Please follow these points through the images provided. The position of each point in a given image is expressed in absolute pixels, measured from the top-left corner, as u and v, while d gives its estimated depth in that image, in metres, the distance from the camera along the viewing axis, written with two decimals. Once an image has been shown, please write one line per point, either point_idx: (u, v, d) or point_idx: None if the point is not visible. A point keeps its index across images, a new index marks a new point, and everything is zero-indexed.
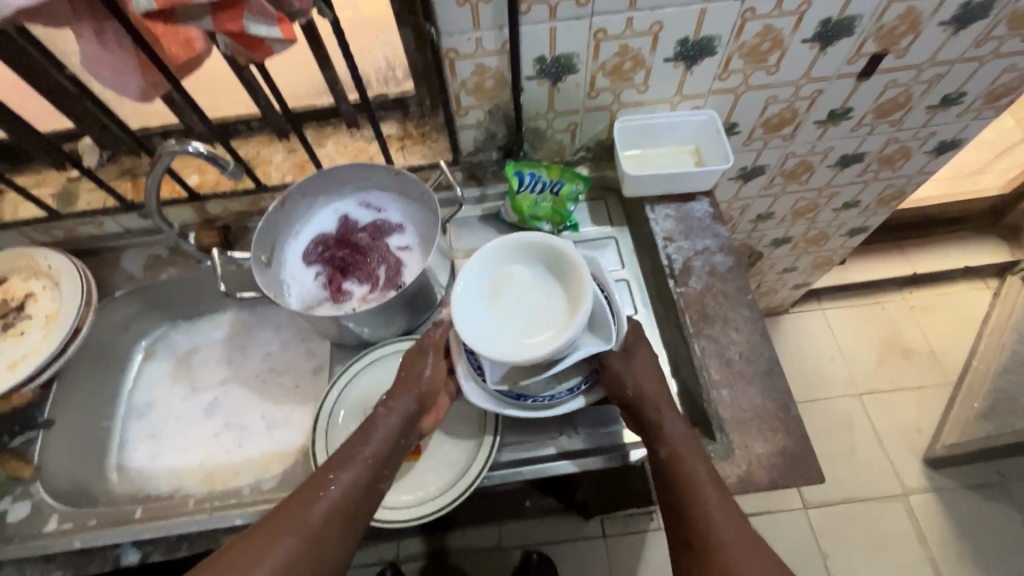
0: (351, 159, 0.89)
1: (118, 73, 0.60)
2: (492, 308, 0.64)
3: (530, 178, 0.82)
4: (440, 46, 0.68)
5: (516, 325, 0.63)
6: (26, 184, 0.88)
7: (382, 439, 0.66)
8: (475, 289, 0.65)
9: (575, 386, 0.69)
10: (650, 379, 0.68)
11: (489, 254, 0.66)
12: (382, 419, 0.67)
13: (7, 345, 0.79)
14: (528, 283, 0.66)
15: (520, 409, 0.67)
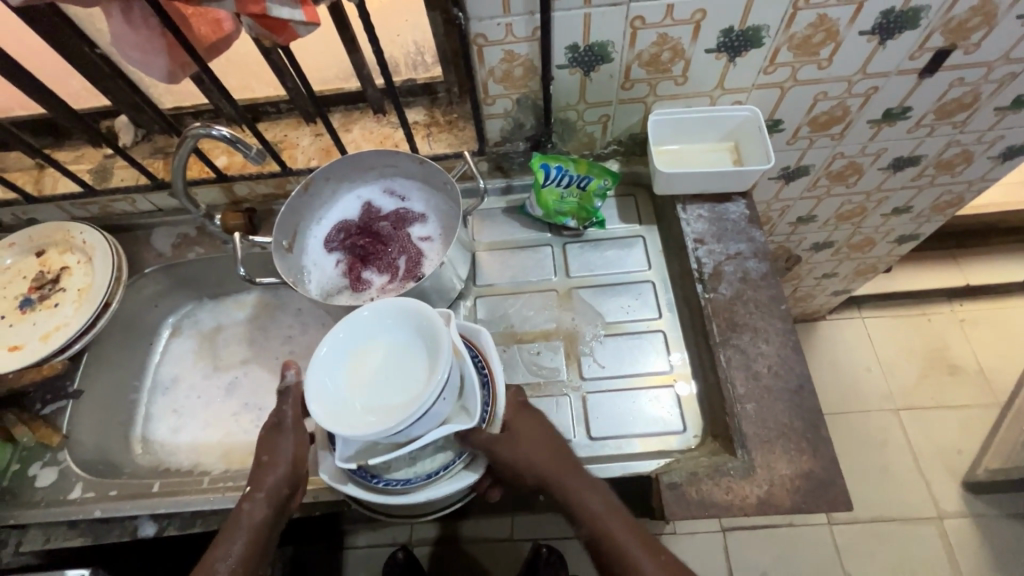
0: (376, 145, 0.87)
1: (145, 54, 0.60)
2: (352, 379, 0.60)
3: (557, 172, 0.79)
4: (468, 32, 0.66)
5: (371, 396, 0.59)
6: (66, 160, 0.91)
7: (247, 534, 0.62)
8: (334, 359, 0.61)
9: (433, 471, 0.64)
10: (536, 445, 0.63)
11: (354, 321, 0.61)
12: (245, 515, 0.62)
13: (40, 317, 0.81)
14: (393, 352, 0.61)
15: (370, 493, 0.63)
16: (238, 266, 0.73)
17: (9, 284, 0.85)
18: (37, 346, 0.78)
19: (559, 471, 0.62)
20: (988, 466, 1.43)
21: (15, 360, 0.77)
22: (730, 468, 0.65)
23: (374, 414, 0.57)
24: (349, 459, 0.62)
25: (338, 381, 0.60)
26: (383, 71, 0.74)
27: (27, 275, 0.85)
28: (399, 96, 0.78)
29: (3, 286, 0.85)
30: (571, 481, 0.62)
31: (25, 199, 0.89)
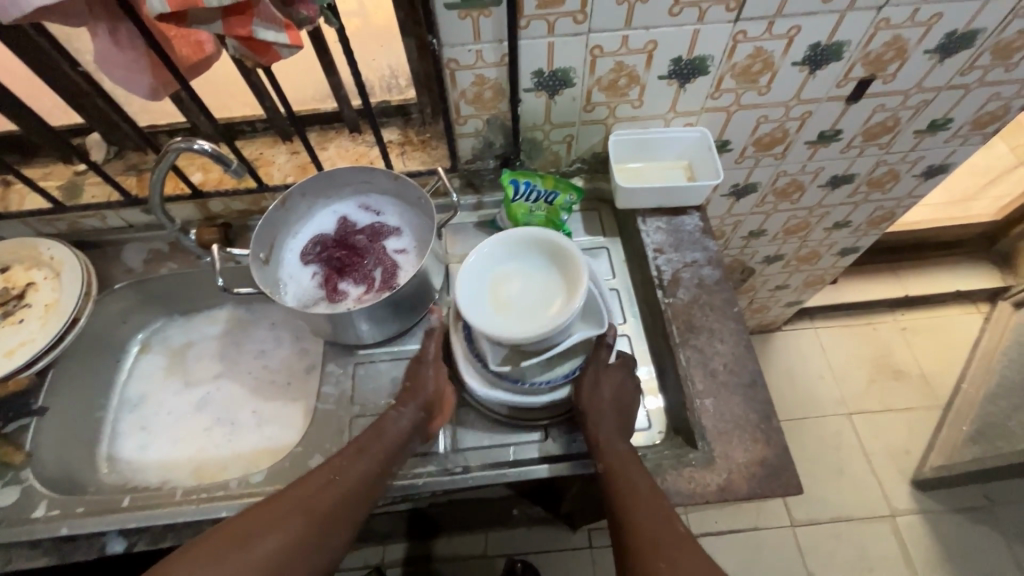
0: (351, 162, 0.91)
1: (129, 71, 0.62)
2: (500, 293, 0.71)
3: (525, 186, 0.84)
4: (441, 57, 0.71)
5: (520, 309, 0.70)
6: (34, 176, 0.91)
7: (389, 441, 0.67)
8: (479, 282, 0.72)
9: (570, 374, 0.73)
10: (597, 391, 0.70)
11: (497, 246, 0.73)
12: (388, 424, 0.69)
13: (5, 333, 0.80)
14: (531, 274, 0.73)
15: (512, 394, 0.72)
16: (215, 277, 0.74)
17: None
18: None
19: (616, 416, 0.69)
20: (933, 464, 1.52)
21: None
22: (691, 459, 0.69)
23: (522, 322, 0.69)
24: (501, 365, 0.71)
25: (489, 296, 0.71)
26: (360, 92, 0.78)
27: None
28: (375, 116, 0.82)
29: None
30: (612, 430, 0.68)
31: None
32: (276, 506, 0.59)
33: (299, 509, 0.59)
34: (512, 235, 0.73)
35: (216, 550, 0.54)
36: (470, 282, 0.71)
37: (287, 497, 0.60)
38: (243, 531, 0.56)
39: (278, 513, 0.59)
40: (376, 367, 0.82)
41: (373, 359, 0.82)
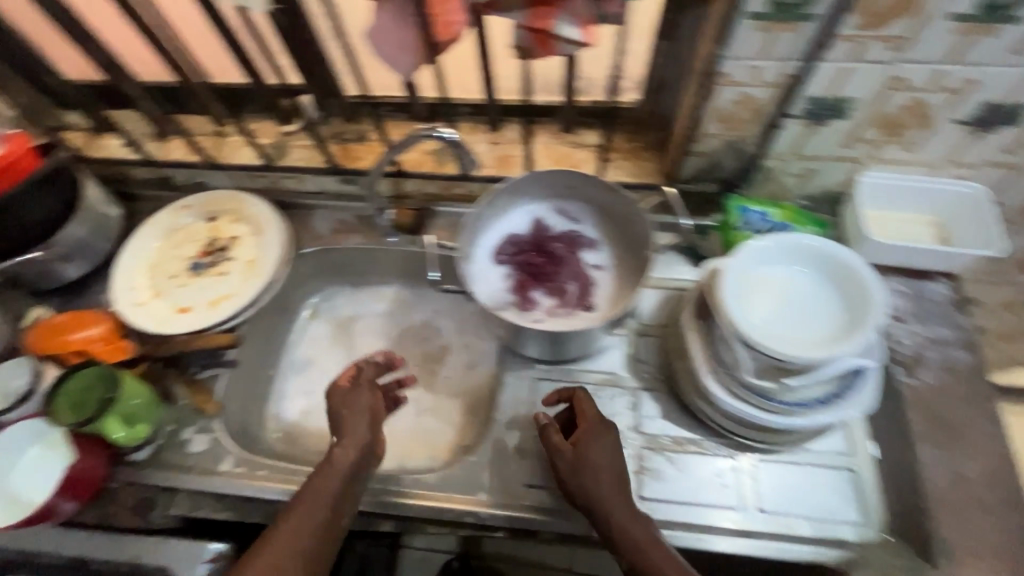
0: (554, 163, 0.85)
1: (397, 48, 0.59)
2: (763, 301, 0.63)
3: (757, 215, 0.75)
4: (715, 70, 0.62)
5: (789, 322, 0.62)
6: (246, 131, 0.93)
7: (337, 477, 0.63)
8: (739, 285, 0.64)
9: (828, 398, 0.63)
10: (592, 480, 0.61)
11: (760, 249, 0.65)
12: (337, 462, 0.64)
13: (209, 283, 0.84)
14: (797, 283, 0.64)
15: (759, 411, 0.65)
16: None
17: (181, 245, 0.87)
18: (206, 311, 0.81)
19: (587, 479, 0.61)
20: None
21: (184, 324, 0.80)
22: None
23: (797, 338, 0.61)
24: (757, 378, 0.63)
25: (751, 303, 0.63)
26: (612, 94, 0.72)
27: (198, 239, 0.88)
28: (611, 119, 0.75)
29: (174, 246, 0.87)
30: (610, 495, 0.60)
31: (204, 164, 0.91)
32: (286, 562, 0.57)
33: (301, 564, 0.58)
34: (778, 238, 0.65)
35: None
36: (735, 282, 0.64)
37: (277, 545, 0.58)
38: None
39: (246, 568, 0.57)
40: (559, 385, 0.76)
41: (555, 375, 0.77)
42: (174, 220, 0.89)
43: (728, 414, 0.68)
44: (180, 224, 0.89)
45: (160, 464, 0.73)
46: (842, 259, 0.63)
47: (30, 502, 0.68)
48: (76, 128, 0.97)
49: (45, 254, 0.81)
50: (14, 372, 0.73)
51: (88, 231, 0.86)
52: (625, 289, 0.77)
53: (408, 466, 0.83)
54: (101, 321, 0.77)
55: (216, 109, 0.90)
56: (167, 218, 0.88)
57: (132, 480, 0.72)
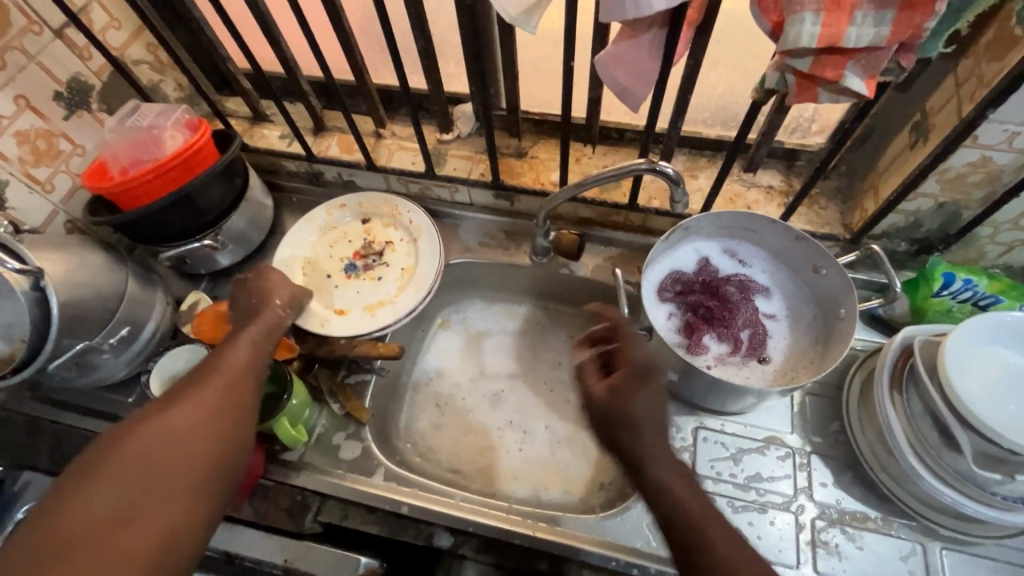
0: (726, 203, 0.81)
1: (635, 79, 0.57)
2: (988, 384, 0.59)
3: (963, 285, 0.69)
4: (964, 132, 0.58)
5: (1019, 410, 0.58)
6: (403, 134, 0.92)
7: (257, 330, 0.61)
8: (963, 363, 0.60)
9: None
10: (645, 422, 0.51)
11: (984, 327, 0.61)
12: (260, 315, 0.63)
13: (365, 286, 0.83)
14: (1022, 368, 0.60)
15: (971, 501, 0.60)
16: (625, 306, 0.69)
17: (336, 244, 0.87)
18: (362, 316, 0.80)
19: (631, 433, 0.51)
20: None
21: (343, 326, 0.79)
22: None
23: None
24: (978, 467, 0.58)
25: (976, 384, 0.59)
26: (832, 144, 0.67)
27: (353, 241, 0.87)
28: (820, 168, 0.70)
29: (330, 245, 0.87)
30: (658, 453, 0.51)
31: (360, 164, 0.91)
32: (206, 406, 0.51)
33: (214, 404, 0.52)
34: (1005, 317, 0.61)
35: (144, 456, 0.46)
36: (959, 360, 0.59)
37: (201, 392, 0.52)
38: (171, 435, 0.48)
39: (143, 416, 0.49)
40: (722, 438, 0.73)
41: (720, 426, 0.73)
42: (330, 218, 0.88)
43: (926, 497, 0.63)
44: (335, 223, 0.89)
45: (311, 468, 0.73)
46: None
47: None
48: (234, 114, 0.98)
49: (211, 241, 0.83)
50: (177, 358, 0.74)
51: (246, 221, 0.87)
52: (803, 346, 0.73)
53: (544, 498, 0.80)
54: None
55: (380, 110, 0.89)
56: (324, 216, 0.88)
57: (284, 479, 0.71)
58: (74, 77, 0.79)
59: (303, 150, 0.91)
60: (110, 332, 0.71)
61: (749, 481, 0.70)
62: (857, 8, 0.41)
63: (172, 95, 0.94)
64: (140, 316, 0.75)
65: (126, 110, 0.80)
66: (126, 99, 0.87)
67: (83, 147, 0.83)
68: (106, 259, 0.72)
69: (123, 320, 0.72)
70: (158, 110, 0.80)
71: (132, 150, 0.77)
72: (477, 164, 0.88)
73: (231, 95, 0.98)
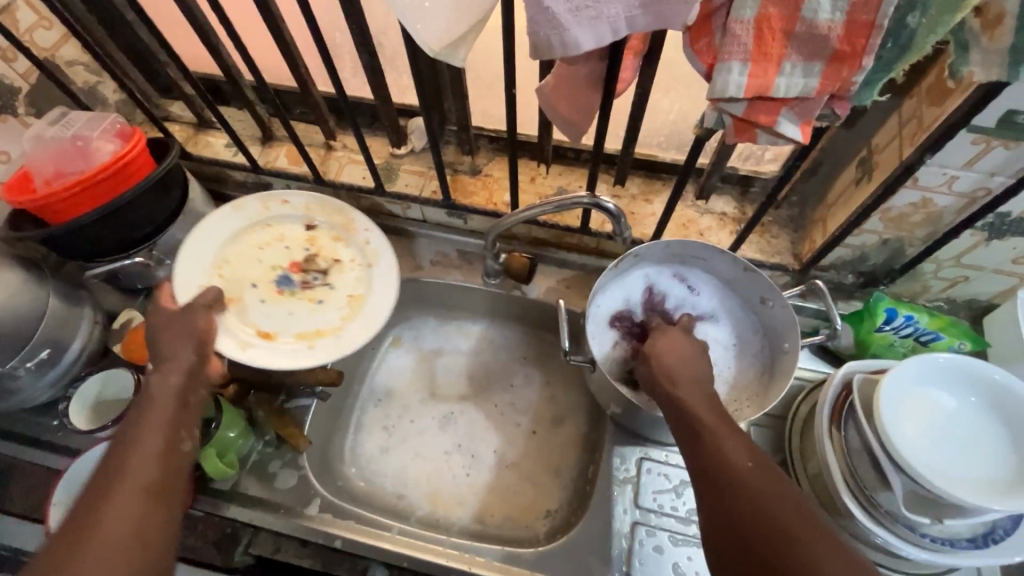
0: (679, 229, 0.80)
1: (576, 113, 0.55)
2: (919, 425, 0.59)
3: (905, 321, 0.70)
4: (906, 175, 0.57)
5: (949, 454, 0.58)
6: (354, 147, 0.89)
7: (164, 409, 0.54)
8: (897, 404, 0.60)
9: (980, 539, 0.59)
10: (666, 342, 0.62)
11: (918, 367, 0.61)
12: (155, 389, 0.55)
13: (302, 309, 0.76)
14: (954, 410, 0.61)
15: (903, 543, 0.60)
16: (567, 339, 0.67)
17: (268, 248, 0.79)
18: (295, 346, 0.73)
19: (656, 360, 0.60)
20: None
21: (270, 353, 0.72)
22: None
23: (958, 472, 0.57)
24: (908, 509, 0.58)
25: (909, 426, 0.59)
26: (780, 177, 0.66)
27: (291, 247, 0.79)
28: (769, 199, 0.69)
29: (259, 247, 0.78)
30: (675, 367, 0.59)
31: (308, 178, 0.87)
32: (127, 526, 0.46)
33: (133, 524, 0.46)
34: (938, 359, 0.61)
35: None
36: (893, 401, 0.60)
37: (114, 501, 0.47)
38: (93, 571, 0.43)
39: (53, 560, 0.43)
40: (667, 470, 0.72)
41: (664, 459, 0.73)
42: (264, 212, 0.80)
43: (860, 534, 0.63)
44: (269, 220, 0.80)
45: (243, 499, 0.70)
46: (1002, 391, 0.60)
47: None
48: (177, 119, 0.93)
49: (145, 257, 0.79)
50: (103, 382, 0.72)
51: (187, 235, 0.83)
52: (746, 376, 0.72)
53: (488, 527, 0.78)
54: None
55: (329, 122, 0.86)
56: (258, 210, 0.79)
57: (214, 511, 0.68)
58: None
59: (248, 161, 0.87)
60: (27, 355, 0.68)
61: (691, 514, 0.69)
62: (785, 58, 0.41)
63: (110, 98, 0.89)
64: (63, 337, 0.71)
65: (54, 117, 0.76)
66: (57, 103, 0.83)
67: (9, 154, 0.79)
68: (25, 277, 0.68)
69: (43, 342, 0.69)
70: (88, 118, 0.76)
71: (57, 160, 0.73)
72: (429, 181, 0.85)
73: (175, 98, 0.93)
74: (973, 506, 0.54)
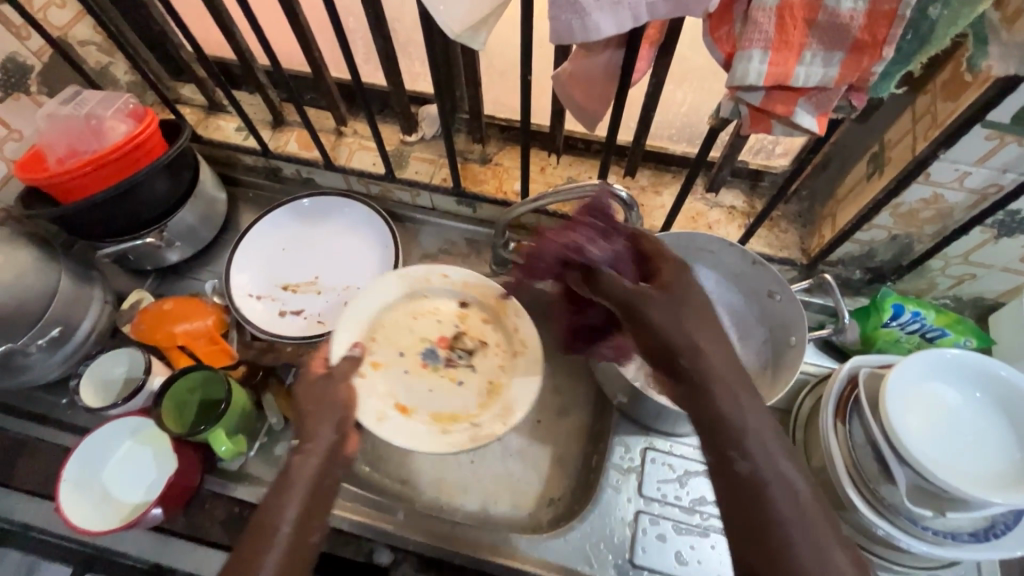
0: (688, 221, 0.80)
1: (593, 100, 0.55)
2: (923, 419, 0.60)
3: (911, 317, 0.70)
4: (918, 170, 0.58)
5: (951, 447, 0.59)
6: (364, 133, 0.89)
7: (304, 488, 0.51)
8: (902, 397, 0.60)
9: (980, 533, 0.59)
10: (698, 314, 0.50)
11: (923, 362, 0.62)
12: (296, 471, 0.52)
13: (441, 387, 0.74)
14: (956, 404, 0.61)
15: (905, 535, 0.61)
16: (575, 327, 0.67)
17: (422, 320, 0.78)
18: (428, 426, 0.71)
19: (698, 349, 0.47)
20: None
21: (390, 432, 0.69)
22: None
23: (961, 466, 0.58)
24: (911, 501, 0.59)
25: (913, 419, 0.60)
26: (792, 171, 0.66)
27: (442, 322, 0.78)
28: (780, 193, 0.70)
29: (415, 317, 0.77)
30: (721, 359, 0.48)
31: (318, 163, 0.88)
32: None
33: None
34: (942, 354, 0.62)
35: None
36: (898, 395, 0.60)
37: None
38: None
39: None
40: (670, 460, 0.73)
41: (668, 449, 0.73)
42: (423, 283, 0.79)
43: (862, 527, 0.64)
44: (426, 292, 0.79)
45: (251, 480, 0.70)
46: (1004, 386, 0.60)
47: (119, 504, 0.66)
48: (188, 102, 0.93)
49: (155, 239, 0.79)
50: (116, 360, 0.72)
51: (197, 217, 0.84)
52: (751, 367, 0.73)
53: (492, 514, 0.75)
54: (207, 314, 0.76)
55: (340, 108, 0.86)
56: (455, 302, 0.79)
57: (222, 492, 0.69)
58: (9, 57, 0.75)
59: (259, 146, 0.88)
60: (38, 333, 0.68)
61: (694, 504, 0.70)
62: (806, 48, 0.41)
63: (121, 79, 0.89)
64: (73, 315, 0.71)
65: (66, 96, 0.76)
66: (69, 82, 0.83)
67: (20, 132, 0.79)
68: (38, 254, 0.69)
69: (53, 321, 0.69)
70: (100, 98, 0.76)
71: (70, 139, 0.73)
72: (439, 169, 0.86)
73: (186, 81, 0.93)
74: (974, 498, 0.55)
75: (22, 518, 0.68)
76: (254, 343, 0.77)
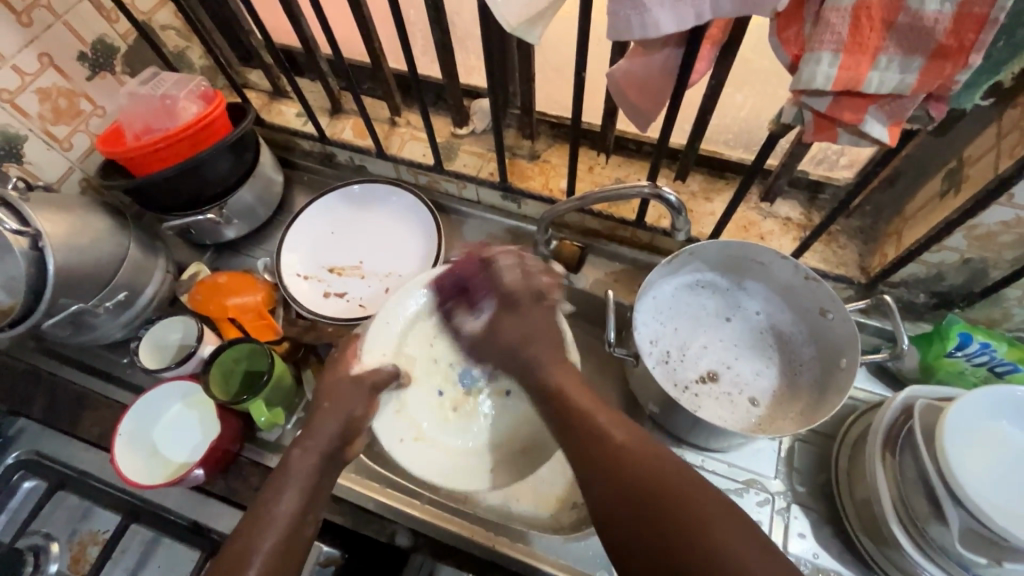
0: (739, 230, 0.77)
1: (646, 100, 0.54)
2: (978, 460, 0.56)
3: (979, 348, 0.64)
4: (999, 191, 0.53)
5: (1010, 495, 0.54)
6: (417, 124, 0.90)
7: (300, 489, 0.57)
8: (959, 436, 0.56)
9: None
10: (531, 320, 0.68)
11: (984, 400, 0.57)
12: (295, 463, 0.58)
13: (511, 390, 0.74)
14: (1012, 448, 0.57)
15: None
16: (609, 329, 0.65)
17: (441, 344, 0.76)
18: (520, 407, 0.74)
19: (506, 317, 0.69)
20: None
21: None
22: None
23: (1022, 515, 0.53)
24: (968, 548, 0.54)
25: (969, 462, 0.55)
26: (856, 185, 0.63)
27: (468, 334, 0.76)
28: (840, 207, 0.66)
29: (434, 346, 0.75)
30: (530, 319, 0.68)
31: (370, 151, 0.90)
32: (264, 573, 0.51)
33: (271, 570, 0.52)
34: (1004, 392, 0.57)
35: None
36: (956, 434, 0.56)
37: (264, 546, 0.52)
38: None
39: None
40: (702, 475, 0.70)
41: (702, 464, 0.71)
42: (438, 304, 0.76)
43: (908, 567, 0.60)
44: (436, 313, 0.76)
45: (285, 452, 0.74)
46: None
47: (166, 461, 0.70)
48: (255, 87, 0.98)
49: (215, 215, 0.83)
50: (171, 327, 0.78)
51: (255, 196, 0.88)
52: (799, 387, 0.70)
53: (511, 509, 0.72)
54: (257, 291, 0.81)
55: (396, 98, 0.88)
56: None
57: (259, 460, 0.72)
58: (99, 38, 0.80)
59: (317, 131, 0.91)
60: (106, 296, 0.73)
61: None
62: (881, 52, 0.39)
63: (196, 63, 0.94)
64: (138, 282, 0.77)
65: (146, 76, 0.81)
66: (149, 64, 0.88)
67: (104, 108, 0.85)
68: (111, 223, 0.74)
69: (121, 285, 0.74)
70: (175, 79, 0.80)
71: (146, 117, 0.78)
72: (487, 162, 0.86)
73: (255, 67, 0.98)
74: None
75: (81, 465, 0.73)
76: (298, 321, 0.80)
